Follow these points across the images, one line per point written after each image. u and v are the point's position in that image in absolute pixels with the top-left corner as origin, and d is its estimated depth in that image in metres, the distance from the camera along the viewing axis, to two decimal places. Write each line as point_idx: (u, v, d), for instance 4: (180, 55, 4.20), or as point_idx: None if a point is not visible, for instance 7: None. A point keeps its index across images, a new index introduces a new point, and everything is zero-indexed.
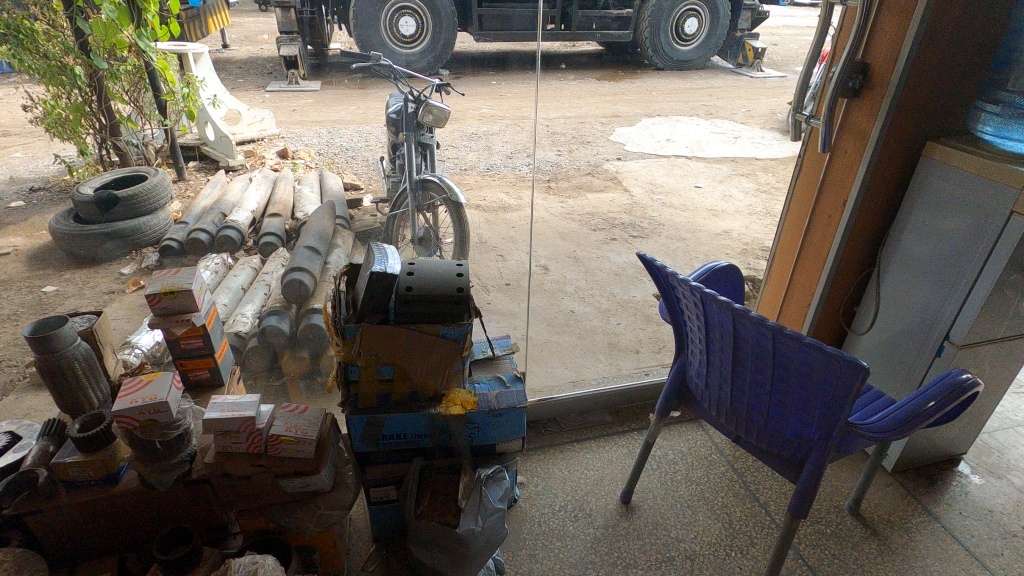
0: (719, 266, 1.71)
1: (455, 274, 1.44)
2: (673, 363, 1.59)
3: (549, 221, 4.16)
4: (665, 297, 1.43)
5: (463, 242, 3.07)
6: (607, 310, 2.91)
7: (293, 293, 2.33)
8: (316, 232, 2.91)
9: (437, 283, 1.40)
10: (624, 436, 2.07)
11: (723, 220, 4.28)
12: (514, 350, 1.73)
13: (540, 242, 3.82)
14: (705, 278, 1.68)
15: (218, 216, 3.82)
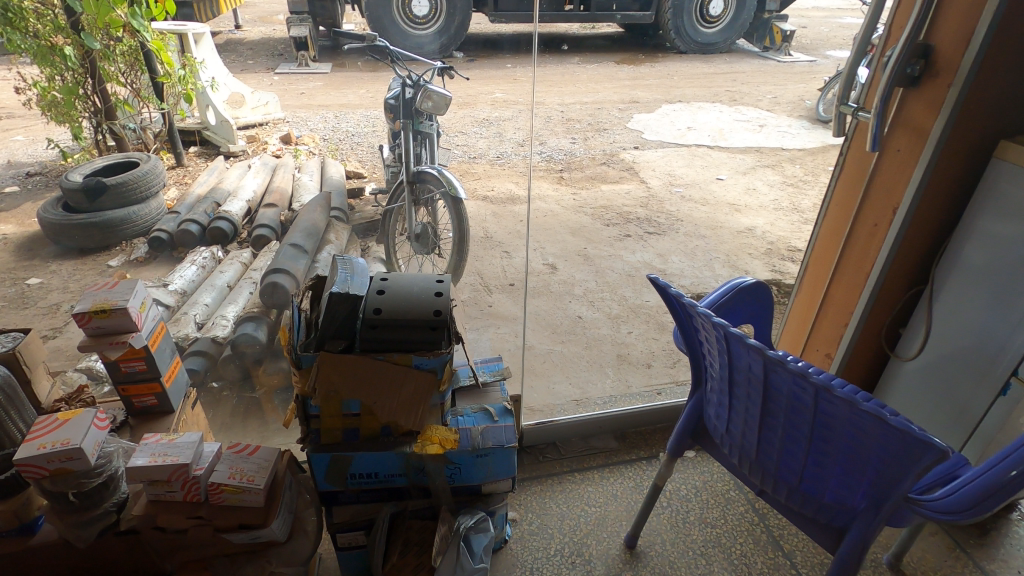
0: (746, 284, 1.47)
1: (433, 293, 1.24)
2: (689, 397, 1.37)
3: (559, 215, 3.93)
4: (682, 326, 1.22)
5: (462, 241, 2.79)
6: (618, 317, 2.67)
7: (273, 297, 2.14)
8: (306, 227, 2.72)
9: (412, 304, 1.20)
10: (632, 466, 1.85)
11: (746, 216, 4.00)
12: (505, 377, 1.52)
13: (548, 237, 3.59)
14: (728, 298, 1.45)
15: (211, 206, 3.64)
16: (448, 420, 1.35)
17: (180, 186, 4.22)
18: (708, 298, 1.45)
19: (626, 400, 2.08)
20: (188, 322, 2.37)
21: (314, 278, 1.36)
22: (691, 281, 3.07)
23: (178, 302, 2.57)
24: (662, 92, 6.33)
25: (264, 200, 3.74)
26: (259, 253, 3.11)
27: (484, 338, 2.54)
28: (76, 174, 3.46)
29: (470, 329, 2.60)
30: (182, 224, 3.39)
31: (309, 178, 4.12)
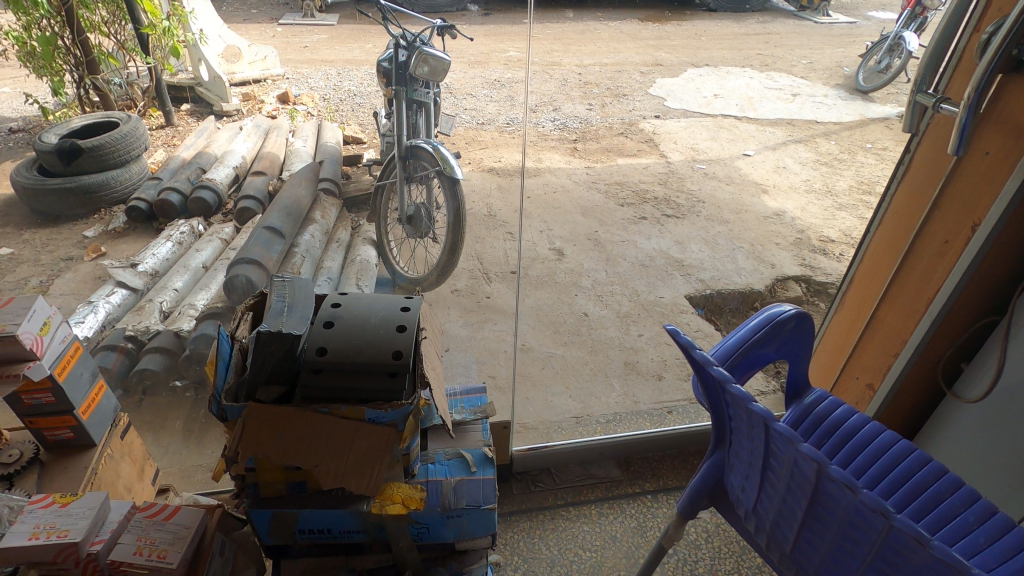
0: (784, 315, 1.20)
1: (395, 327, 1.00)
2: (709, 454, 1.12)
3: (571, 192, 3.63)
4: (705, 384, 0.97)
5: (454, 250, 2.46)
6: (628, 315, 2.41)
7: (239, 292, 1.90)
8: (287, 205, 2.46)
9: (366, 345, 0.96)
10: (634, 501, 1.63)
11: (774, 199, 3.68)
12: (488, 414, 1.28)
13: (557, 218, 3.29)
14: (763, 333, 1.18)
15: (195, 172, 3.39)
16: (416, 469, 1.13)
17: (167, 147, 3.95)
18: (736, 335, 1.20)
19: (632, 421, 1.85)
20: (154, 311, 2.13)
21: (257, 296, 1.12)
22: (711, 274, 2.78)
23: (148, 286, 2.34)
24: (688, 54, 5.86)
25: (253, 167, 3.46)
26: (243, 228, 2.86)
27: (478, 336, 2.30)
28: (51, 135, 3.24)
29: (464, 325, 2.35)
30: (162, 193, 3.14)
31: (303, 143, 3.83)
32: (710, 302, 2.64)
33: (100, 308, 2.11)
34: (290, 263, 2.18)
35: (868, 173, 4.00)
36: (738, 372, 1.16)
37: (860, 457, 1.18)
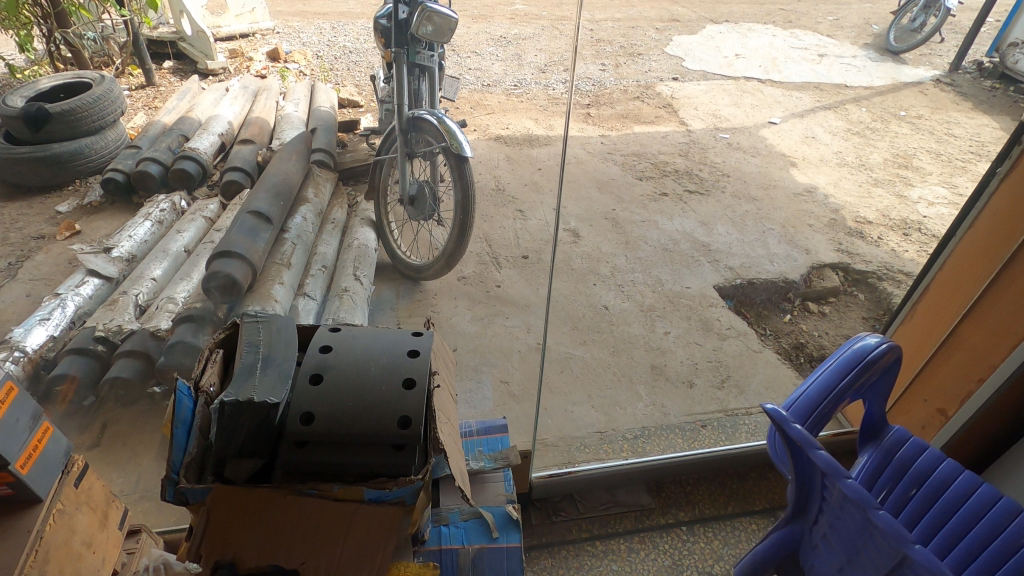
0: (870, 350, 0.98)
1: (400, 381, 0.78)
2: (780, 526, 0.94)
3: (585, 163, 3.35)
4: (798, 463, 0.79)
5: (450, 262, 2.25)
6: (652, 309, 2.19)
7: (219, 289, 1.67)
8: (276, 181, 2.20)
9: (363, 409, 0.75)
10: (666, 535, 1.46)
11: (804, 173, 3.41)
12: (511, 463, 1.09)
13: (571, 193, 3.03)
14: (851, 380, 0.96)
15: (177, 140, 3.09)
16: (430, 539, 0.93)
17: (147, 111, 3.64)
18: (819, 375, 0.98)
19: (662, 437, 1.67)
20: (129, 305, 1.89)
21: (229, 327, 0.90)
22: (741, 261, 2.55)
23: (124, 273, 2.12)
24: (708, 9, 5.42)
25: (240, 134, 3.17)
26: (229, 205, 2.61)
27: (489, 331, 2.08)
28: (16, 98, 2.92)
29: (472, 319, 2.13)
30: (140, 163, 2.85)
31: (294, 107, 3.52)
32: (740, 294, 2.41)
33: (69, 302, 1.88)
34: (279, 253, 1.95)
35: (905, 144, 3.64)
36: (824, 422, 0.96)
37: (955, 519, 0.99)
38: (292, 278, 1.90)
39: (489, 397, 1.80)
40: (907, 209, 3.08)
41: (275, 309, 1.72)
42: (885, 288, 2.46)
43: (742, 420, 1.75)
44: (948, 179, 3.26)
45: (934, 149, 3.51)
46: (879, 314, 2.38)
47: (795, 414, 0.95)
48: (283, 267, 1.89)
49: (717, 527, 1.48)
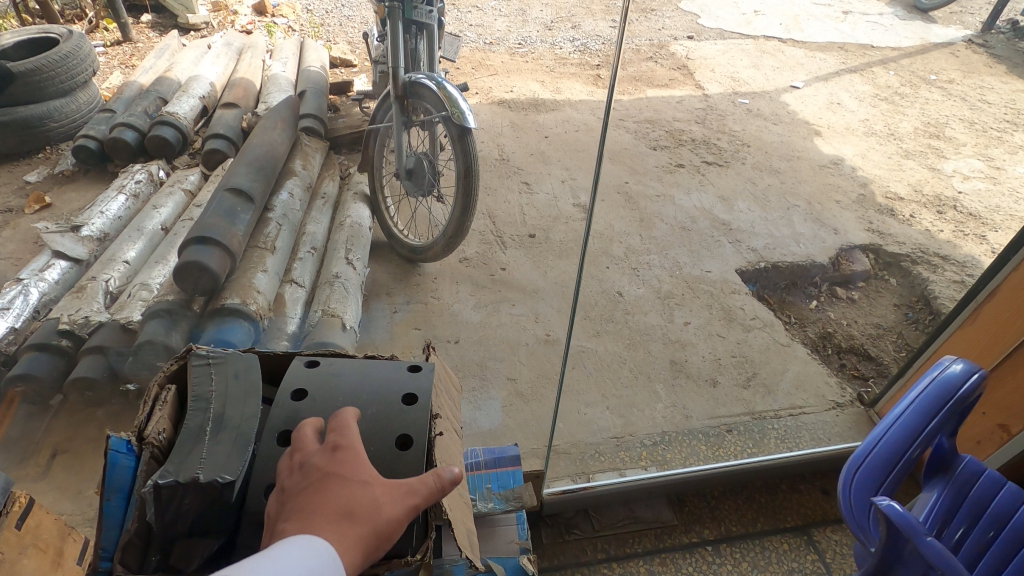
0: (958, 383, 0.81)
1: (395, 442, 0.67)
2: None
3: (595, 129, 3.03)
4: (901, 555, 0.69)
5: (459, 234, 2.04)
6: (670, 297, 2.01)
7: (193, 281, 1.49)
8: (260, 152, 1.98)
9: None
10: (688, 556, 1.33)
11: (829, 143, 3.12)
12: (521, 504, 1.04)
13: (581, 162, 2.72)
14: (935, 425, 0.80)
15: (155, 103, 2.84)
16: None
17: (124, 70, 3.37)
18: (901, 415, 0.82)
19: (684, 444, 1.53)
20: (97, 292, 1.69)
21: (181, 359, 0.75)
22: (765, 242, 2.36)
23: (96, 255, 1.94)
24: None
25: (224, 97, 2.92)
26: (212, 176, 2.39)
27: (494, 321, 1.90)
28: None
29: (476, 307, 1.96)
30: (114, 129, 2.61)
31: (282, 67, 3.24)
32: (763, 277, 2.25)
33: (32, 289, 1.71)
34: (263, 235, 1.76)
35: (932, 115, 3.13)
36: (905, 471, 0.80)
37: None
38: (276, 264, 1.72)
39: (496, 396, 1.65)
40: (938, 185, 2.76)
41: (258, 301, 1.55)
42: (920, 273, 2.25)
43: (771, 424, 1.62)
44: (982, 151, 2.81)
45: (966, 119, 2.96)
46: (913, 300, 2.20)
47: (874, 464, 0.79)
48: (267, 251, 1.71)
49: (746, 548, 1.35)
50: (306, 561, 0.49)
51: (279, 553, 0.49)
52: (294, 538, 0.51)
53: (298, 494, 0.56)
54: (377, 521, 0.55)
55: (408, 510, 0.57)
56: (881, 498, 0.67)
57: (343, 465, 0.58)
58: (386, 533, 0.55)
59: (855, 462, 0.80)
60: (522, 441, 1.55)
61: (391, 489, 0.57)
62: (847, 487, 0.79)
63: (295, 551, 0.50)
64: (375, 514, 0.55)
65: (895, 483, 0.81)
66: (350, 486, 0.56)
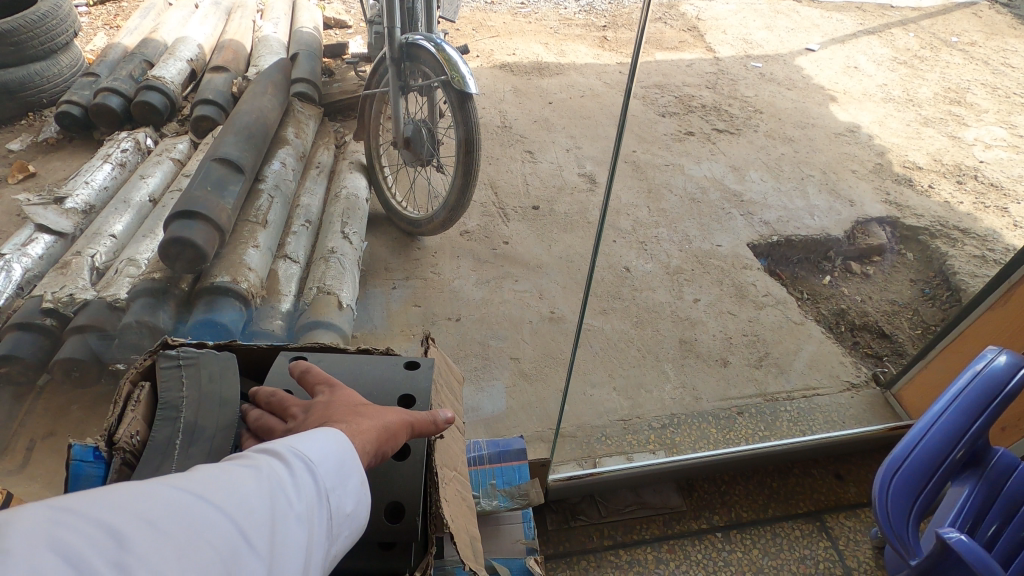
0: (1000, 382, 0.90)
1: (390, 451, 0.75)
2: None
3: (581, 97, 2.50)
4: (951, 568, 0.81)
5: (459, 206, 1.96)
6: (679, 272, 1.84)
7: (180, 259, 1.42)
8: (249, 118, 1.87)
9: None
10: (697, 542, 1.39)
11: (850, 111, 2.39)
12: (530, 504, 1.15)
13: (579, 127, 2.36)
14: (980, 426, 0.89)
15: (140, 66, 2.70)
16: None
17: (108, 30, 3.21)
18: (943, 414, 0.90)
19: (693, 427, 1.53)
20: (83, 268, 1.60)
21: (148, 358, 0.76)
22: (778, 214, 2.22)
23: (81, 228, 1.85)
24: None
25: (213, 60, 2.78)
26: (201, 144, 2.28)
27: (496, 298, 1.82)
28: None
29: (478, 283, 1.89)
30: (98, 94, 2.49)
31: (273, 28, 3.07)
32: (776, 252, 2.16)
33: (14, 265, 1.65)
34: (254, 208, 1.68)
35: (956, 76, 2.31)
36: (944, 466, 0.89)
37: None
38: (269, 239, 1.65)
39: (499, 378, 1.59)
40: (958, 156, 2.18)
41: (249, 280, 1.48)
42: (938, 247, 2.10)
43: (783, 407, 1.63)
44: (1005, 117, 2.20)
45: (992, 82, 2.25)
46: (930, 276, 2.13)
47: (910, 468, 0.87)
48: (258, 225, 1.63)
49: (755, 535, 1.41)
50: (335, 436, 0.61)
51: (310, 435, 0.60)
52: (322, 428, 0.63)
53: (308, 414, 0.67)
54: (384, 421, 0.67)
55: (404, 420, 0.70)
56: (951, 534, 0.79)
57: (342, 395, 0.71)
58: (388, 431, 0.68)
59: (892, 465, 0.87)
60: (527, 425, 1.50)
61: (390, 410, 0.71)
62: (883, 491, 0.86)
63: (325, 432, 0.61)
64: (379, 416, 0.68)
65: (938, 478, 0.89)
66: (353, 403, 0.70)
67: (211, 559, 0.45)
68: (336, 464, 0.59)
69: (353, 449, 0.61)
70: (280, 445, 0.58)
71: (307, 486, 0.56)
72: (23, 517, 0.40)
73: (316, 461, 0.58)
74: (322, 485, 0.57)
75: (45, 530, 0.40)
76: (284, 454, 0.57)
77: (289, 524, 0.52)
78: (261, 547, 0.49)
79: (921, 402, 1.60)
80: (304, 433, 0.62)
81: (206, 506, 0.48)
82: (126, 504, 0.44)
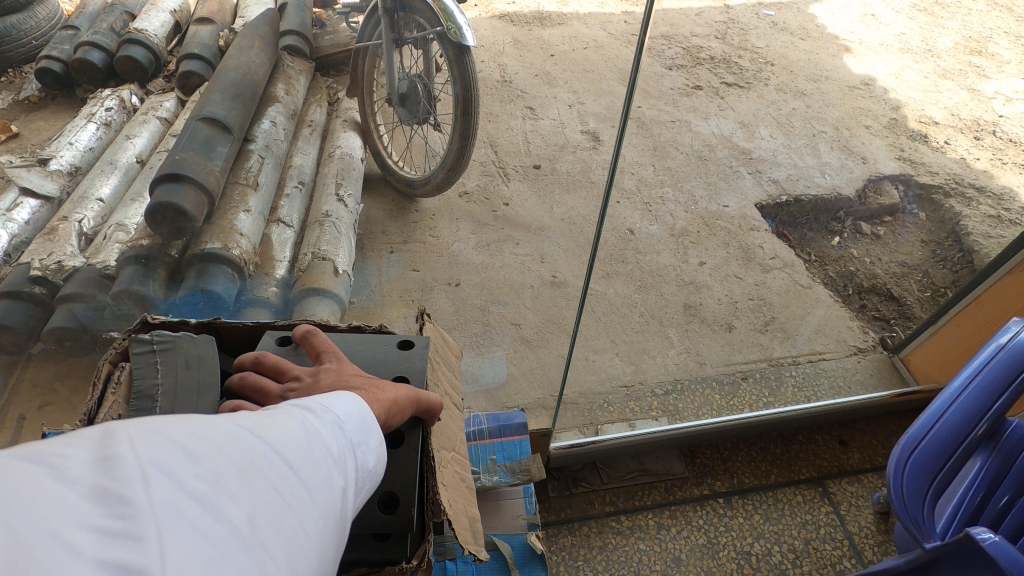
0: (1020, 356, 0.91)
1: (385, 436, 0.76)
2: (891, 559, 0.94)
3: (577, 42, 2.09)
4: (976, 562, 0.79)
5: (459, 167, 1.89)
6: (685, 234, 1.74)
7: (168, 224, 1.36)
8: (237, 74, 1.78)
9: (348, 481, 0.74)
10: (699, 509, 1.40)
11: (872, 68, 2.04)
12: (530, 479, 1.16)
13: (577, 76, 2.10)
14: (999, 403, 0.90)
15: (122, 19, 2.57)
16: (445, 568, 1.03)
17: None
18: (964, 391, 0.90)
19: (696, 393, 1.53)
20: (71, 234, 1.54)
21: (125, 340, 0.75)
22: (787, 172, 2.13)
23: (68, 191, 1.79)
24: None
25: (197, 11, 2.64)
26: (189, 101, 2.18)
27: (496, 264, 1.77)
28: None
29: (478, 248, 1.83)
30: (78, 49, 2.37)
31: None
32: (783, 214, 2.13)
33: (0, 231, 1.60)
34: (244, 169, 1.61)
35: (979, 22, 1.85)
36: (961, 443, 0.89)
37: None
38: (261, 203, 1.59)
39: (500, 344, 1.57)
40: (977, 110, 1.98)
41: (241, 245, 1.44)
42: (953, 207, 2.04)
43: (788, 372, 1.64)
44: None
45: (1016, 29, 1.85)
46: (942, 237, 2.10)
47: (930, 443, 0.87)
48: (249, 188, 1.57)
49: (757, 500, 1.42)
50: (355, 401, 0.61)
51: (331, 395, 0.60)
52: (341, 390, 0.63)
53: (316, 378, 0.67)
54: (395, 396, 0.69)
55: (411, 397, 0.72)
56: (983, 535, 0.75)
57: (349, 365, 0.72)
58: (397, 404, 0.68)
59: (910, 444, 0.87)
60: (528, 393, 1.49)
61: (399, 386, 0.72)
62: (900, 469, 0.86)
63: (346, 396, 0.61)
64: (389, 388, 0.69)
65: (957, 454, 0.89)
66: (361, 375, 0.70)
67: (272, 487, 0.46)
68: (359, 422, 0.59)
69: (372, 416, 0.62)
70: (305, 400, 0.58)
71: (339, 435, 0.56)
72: (108, 433, 0.41)
73: (341, 419, 0.58)
74: (353, 438, 0.57)
75: (129, 447, 0.40)
76: (314, 406, 0.56)
77: (332, 466, 0.53)
78: (312, 482, 0.50)
79: (930, 369, 1.61)
80: (323, 392, 0.62)
81: (259, 439, 0.48)
82: (192, 430, 0.45)
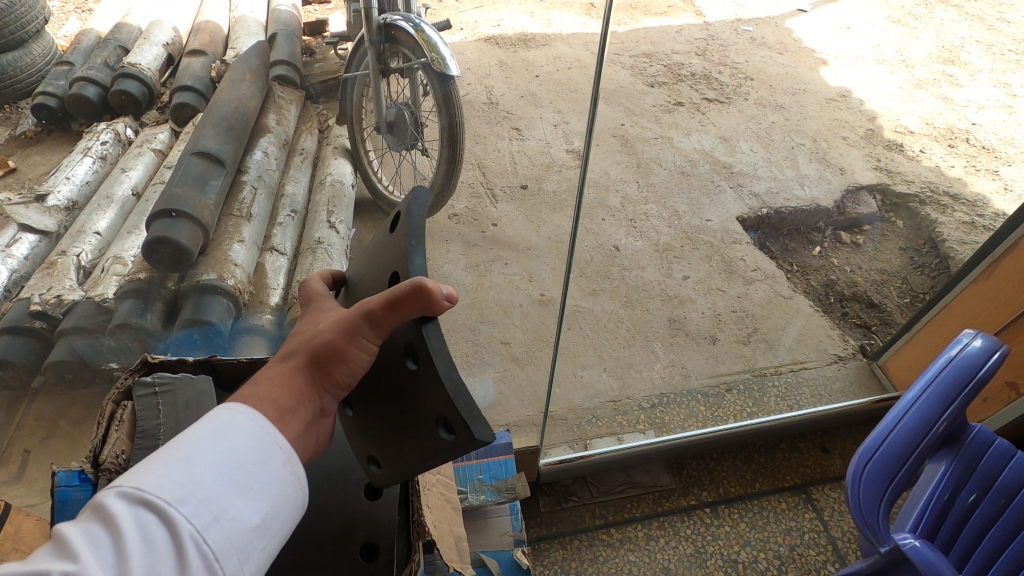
0: (973, 365, 0.96)
1: (401, 350, 0.68)
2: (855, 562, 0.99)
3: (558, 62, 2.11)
4: None
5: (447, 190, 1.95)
6: (669, 249, 1.79)
7: (165, 260, 1.41)
8: (229, 108, 1.83)
9: (404, 410, 0.69)
10: (686, 520, 1.43)
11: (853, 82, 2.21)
12: (516, 495, 1.20)
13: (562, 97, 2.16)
14: (950, 415, 0.94)
15: (115, 52, 2.59)
16: None
17: (80, 15, 3.13)
18: (917, 401, 0.95)
19: (682, 406, 1.58)
20: (69, 269, 1.58)
21: (128, 379, 0.79)
22: (768, 185, 2.16)
23: (66, 225, 1.84)
24: None
25: (189, 44, 2.70)
26: (182, 133, 2.24)
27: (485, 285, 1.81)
28: None
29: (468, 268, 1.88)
30: (73, 84, 2.42)
31: (249, 7, 2.94)
32: (766, 225, 2.12)
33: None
34: (237, 201, 1.66)
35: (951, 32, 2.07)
36: (916, 451, 0.93)
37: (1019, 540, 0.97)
38: (254, 233, 1.64)
39: (491, 364, 1.62)
40: (951, 119, 2.10)
41: (236, 276, 1.49)
42: (928, 214, 2.06)
43: (771, 382, 1.68)
44: (1000, 76, 2.04)
45: (986, 38, 2.03)
46: (919, 243, 2.07)
47: (885, 452, 0.92)
48: (242, 219, 1.62)
49: (742, 508, 1.46)
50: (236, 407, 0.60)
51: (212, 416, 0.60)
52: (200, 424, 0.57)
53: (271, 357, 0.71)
54: (314, 346, 0.65)
55: (337, 329, 0.65)
56: None
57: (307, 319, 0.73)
58: (321, 351, 0.65)
59: (866, 454, 0.92)
60: (518, 410, 1.53)
61: (331, 318, 0.67)
62: (856, 481, 0.90)
63: (199, 435, 0.55)
64: (311, 337, 0.66)
65: (912, 462, 0.93)
66: (301, 331, 0.69)
67: None
68: (195, 502, 0.51)
69: (245, 440, 0.56)
70: (112, 495, 0.49)
71: (160, 546, 0.48)
72: None
73: (171, 505, 0.50)
74: (180, 531, 0.49)
75: None
76: (118, 512, 0.48)
77: None
78: None
79: (906, 374, 1.65)
80: (165, 451, 0.54)
81: None
82: None
